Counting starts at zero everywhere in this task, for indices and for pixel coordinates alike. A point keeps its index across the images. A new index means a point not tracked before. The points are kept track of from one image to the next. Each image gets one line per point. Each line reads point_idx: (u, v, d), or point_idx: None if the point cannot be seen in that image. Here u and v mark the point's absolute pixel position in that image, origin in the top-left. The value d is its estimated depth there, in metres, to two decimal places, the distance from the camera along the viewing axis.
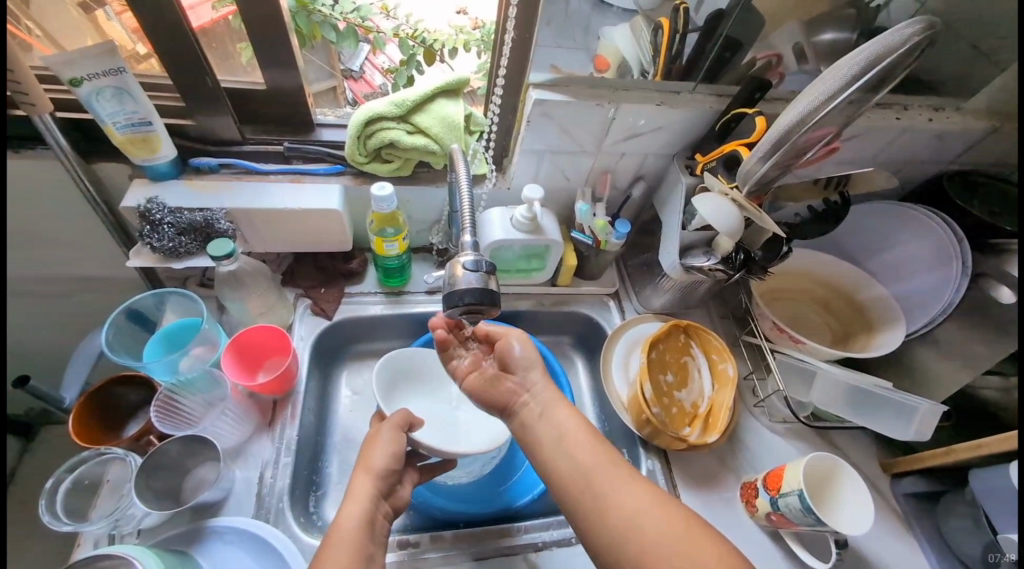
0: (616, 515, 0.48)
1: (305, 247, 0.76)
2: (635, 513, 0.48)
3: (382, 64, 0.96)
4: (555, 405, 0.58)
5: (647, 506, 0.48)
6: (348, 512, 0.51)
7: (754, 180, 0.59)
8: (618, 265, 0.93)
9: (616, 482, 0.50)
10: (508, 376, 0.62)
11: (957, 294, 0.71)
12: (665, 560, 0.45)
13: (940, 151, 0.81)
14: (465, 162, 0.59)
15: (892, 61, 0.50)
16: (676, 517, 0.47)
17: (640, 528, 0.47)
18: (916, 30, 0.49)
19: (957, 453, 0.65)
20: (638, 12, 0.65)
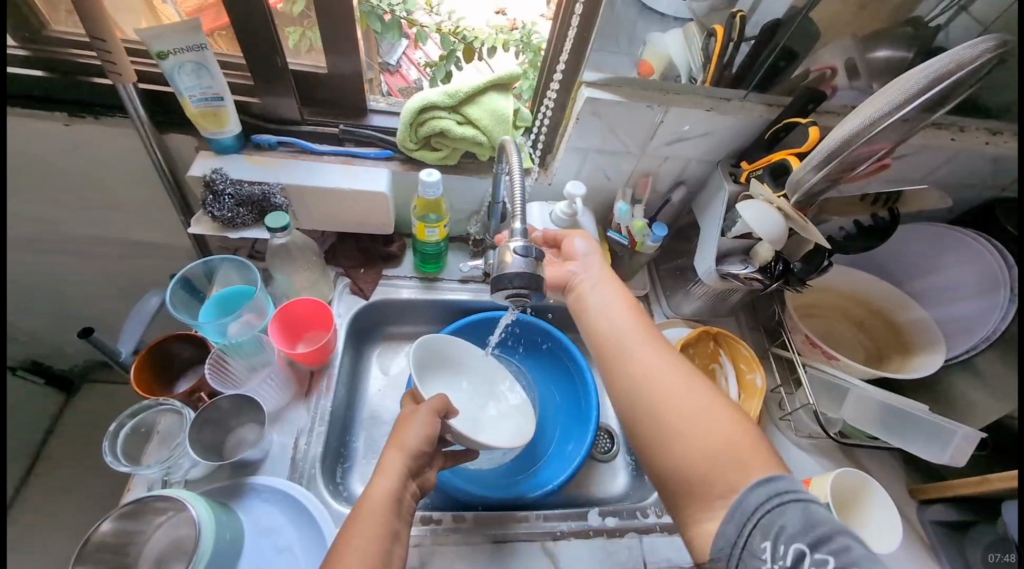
0: (640, 372, 0.55)
1: (350, 227, 0.79)
2: (662, 375, 0.54)
3: (419, 59, 0.99)
4: (603, 282, 0.66)
5: (675, 373, 0.54)
6: (377, 486, 0.53)
7: (805, 190, 0.59)
8: (650, 268, 0.93)
9: (647, 348, 0.57)
10: (566, 262, 0.69)
11: (1003, 321, 0.70)
12: (682, 410, 0.51)
13: (994, 175, 0.79)
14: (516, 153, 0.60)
15: (960, 77, 0.50)
16: (694, 383, 0.53)
17: (659, 387, 0.53)
18: (986, 48, 0.49)
19: (992, 483, 0.64)
20: (692, 19, 0.66)
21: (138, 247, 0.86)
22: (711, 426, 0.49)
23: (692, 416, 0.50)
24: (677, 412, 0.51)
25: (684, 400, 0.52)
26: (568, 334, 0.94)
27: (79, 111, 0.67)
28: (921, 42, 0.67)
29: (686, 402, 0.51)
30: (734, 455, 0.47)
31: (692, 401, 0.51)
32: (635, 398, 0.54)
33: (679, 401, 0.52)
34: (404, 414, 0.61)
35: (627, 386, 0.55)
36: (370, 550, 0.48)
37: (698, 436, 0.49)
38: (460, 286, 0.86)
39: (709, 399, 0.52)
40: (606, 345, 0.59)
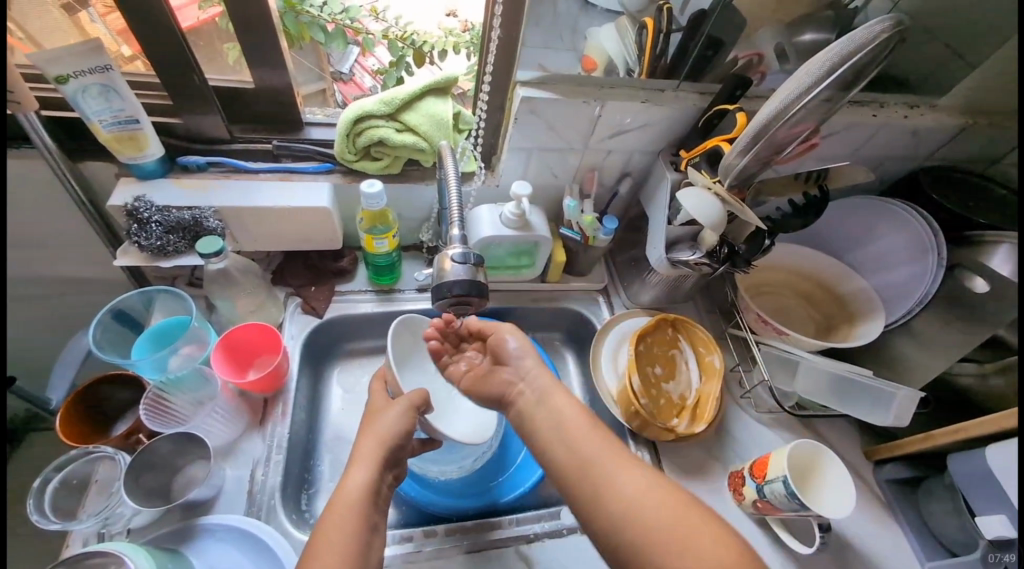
0: (607, 490, 0.51)
1: (296, 246, 0.77)
2: (632, 495, 0.50)
3: (372, 66, 0.95)
4: (562, 407, 0.61)
5: (643, 487, 0.50)
6: (354, 476, 0.53)
7: (734, 173, 0.61)
8: (607, 261, 0.94)
9: (618, 463, 0.53)
10: (500, 367, 0.68)
11: (934, 286, 0.73)
12: (659, 533, 0.46)
13: (917, 146, 0.84)
14: (454, 159, 0.60)
15: (868, 53, 0.52)
16: (676, 495, 0.49)
17: (636, 505, 0.49)
18: (884, 27, 0.51)
19: (936, 438, 0.67)
20: (623, 12, 0.67)
21: (67, 284, 0.80)
22: (699, 542, 0.45)
23: (678, 539, 0.45)
24: (666, 531, 0.46)
25: (667, 516, 0.47)
26: (532, 333, 0.94)
27: None
28: (843, 25, 0.71)
29: (666, 523, 0.47)
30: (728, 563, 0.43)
31: (676, 514, 0.47)
32: (612, 538, 0.49)
33: (661, 522, 0.47)
34: (378, 408, 0.61)
35: (610, 515, 0.50)
36: (345, 540, 0.48)
37: (693, 554, 0.44)
38: (417, 295, 0.84)
39: (691, 514, 0.47)
40: (578, 471, 0.54)
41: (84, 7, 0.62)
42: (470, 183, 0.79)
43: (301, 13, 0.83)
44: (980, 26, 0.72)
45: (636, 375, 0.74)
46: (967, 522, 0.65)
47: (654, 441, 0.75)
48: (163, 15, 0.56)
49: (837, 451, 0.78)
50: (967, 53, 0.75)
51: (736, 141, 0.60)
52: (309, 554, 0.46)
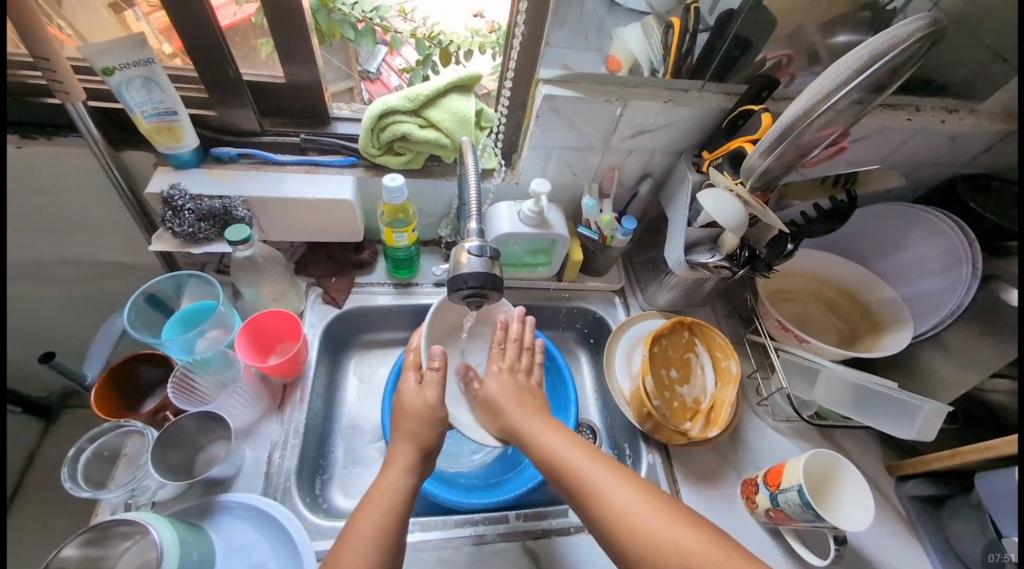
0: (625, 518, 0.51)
1: (319, 237, 0.79)
2: (647, 522, 0.50)
3: (399, 65, 0.98)
4: (563, 444, 0.60)
5: (652, 513, 0.51)
6: (387, 477, 0.57)
7: (757, 175, 0.60)
8: (624, 262, 0.94)
9: (621, 486, 0.54)
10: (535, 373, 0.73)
11: (967, 297, 0.70)
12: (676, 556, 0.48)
13: (953, 153, 0.81)
14: (474, 155, 0.60)
15: (904, 51, 0.50)
16: (688, 523, 0.50)
17: (648, 529, 0.50)
18: (918, 27, 0.50)
19: (962, 456, 0.65)
20: (649, 13, 0.66)
21: (103, 268, 0.84)
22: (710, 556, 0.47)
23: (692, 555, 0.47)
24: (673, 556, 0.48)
25: (688, 548, 0.48)
26: (547, 332, 0.95)
27: (32, 132, 0.66)
28: (879, 27, 0.69)
29: (681, 545, 0.48)
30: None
31: (693, 541, 0.48)
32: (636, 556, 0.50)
33: (672, 542, 0.48)
34: (417, 405, 0.62)
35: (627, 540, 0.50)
36: (370, 541, 0.50)
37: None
38: (434, 289, 0.85)
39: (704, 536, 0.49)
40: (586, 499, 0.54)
41: (130, 7, 0.66)
42: (490, 180, 0.80)
43: (332, 11, 0.84)
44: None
45: (650, 378, 0.73)
46: (993, 544, 0.63)
47: (666, 444, 0.74)
48: (202, 11, 0.58)
49: (857, 465, 0.76)
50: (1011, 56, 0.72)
51: (759, 142, 0.59)
52: (343, 538, 0.51)
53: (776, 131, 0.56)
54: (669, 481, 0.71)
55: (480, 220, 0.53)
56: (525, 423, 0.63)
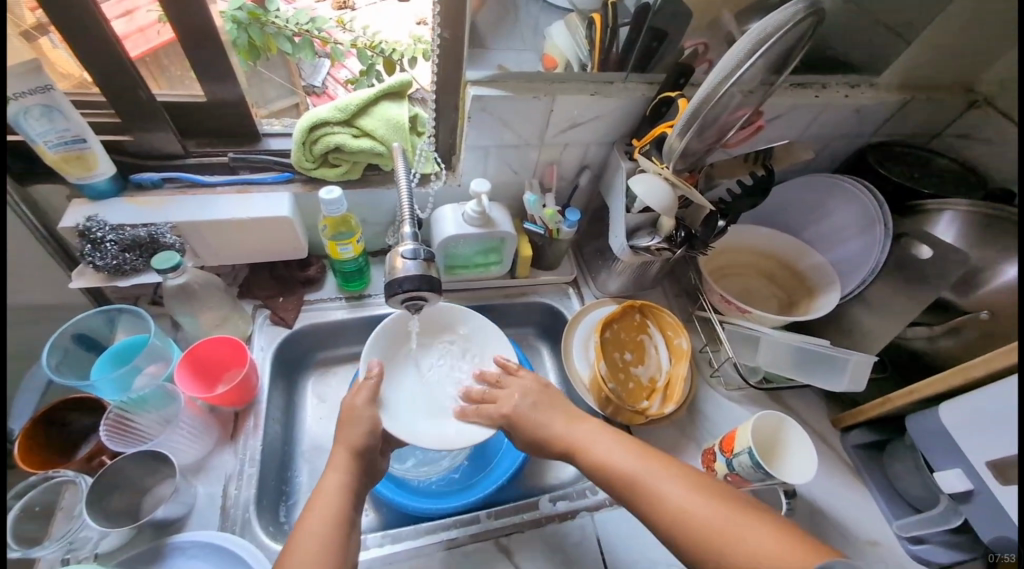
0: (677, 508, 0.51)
1: (261, 257, 0.77)
2: (695, 507, 0.50)
3: (343, 77, 0.96)
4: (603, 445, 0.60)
5: (700, 501, 0.51)
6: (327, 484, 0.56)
7: (678, 156, 0.63)
8: (574, 253, 0.97)
9: (668, 476, 0.54)
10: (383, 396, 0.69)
11: (883, 254, 0.76)
12: (732, 540, 0.47)
13: (861, 124, 0.87)
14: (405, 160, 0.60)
15: (793, 28, 0.54)
16: (725, 502, 0.50)
17: (694, 513, 0.50)
18: (800, 7, 0.53)
19: (893, 401, 0.71)
20: (573, 10, 0.70)
21: None
22: (763, 542, 0.46)
23: (730, 537, 0.47)
24: (710, 536, 0.48)
25: (736, 533, 0.47)
26: (507, 329, 0.97)
27: None
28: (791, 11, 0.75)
29: (731, 531, 0.47)
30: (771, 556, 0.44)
31: (743, 528, 0.47)
32: (687, 543, 0.49)
33: (717, 527, 0.48)
34: (351, 410, 0.64)
35: (673, 525, 0.50)
36: (310, 543, 0.49)
37: (744, 549, 0.46)
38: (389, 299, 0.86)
39: (744, 517, 0.48)
40: (631, 487, 0.55)
41: (45, 35, 0.58)
42: (431, 185, 0.80)
43: (267, 25, 0.81)
44: None
45: (604, 362, 0.76)
46: (928, 478, 0.69)
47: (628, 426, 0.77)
48: (101, 33, 0.55)
49: (804, 421, 0.81)
50: None
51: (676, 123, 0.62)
52: (293, 544, 0.50)
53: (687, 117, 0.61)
54: None
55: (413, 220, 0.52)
56: (571, 433, 0.63)
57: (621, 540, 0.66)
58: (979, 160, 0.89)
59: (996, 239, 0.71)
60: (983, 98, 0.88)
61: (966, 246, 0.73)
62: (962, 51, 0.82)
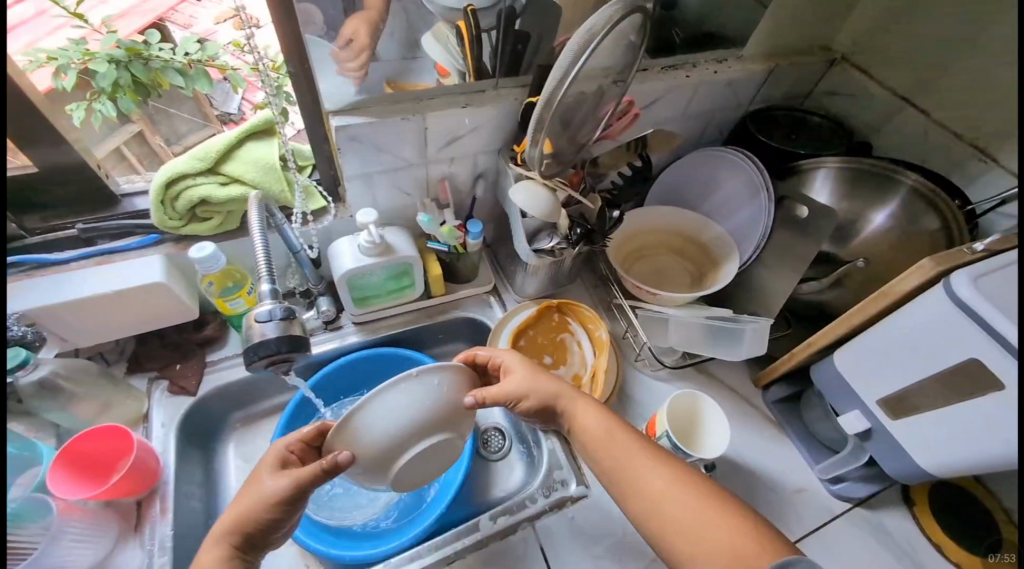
0: (648, 490, 0.53)
1: (144, 327, 0.71)
2: (662, 494, 0.52)
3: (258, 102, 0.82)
4: (592, 419, 0.61)
5: (668, 485, 0.53)
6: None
7: (537, 163, 0.62)
8: (492, 260, 0.95)
9: (643, 460, 0.56)
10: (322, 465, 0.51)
11: (770, 218, 0.79)
12: (688, 523, 0.50)
13: (737, 95, 0.90)
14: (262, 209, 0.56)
15: (616, 29, 0.54)
16: (697, 493, 0.52)
17: (659, 496, 0.52)
18: (618, 8, 0.53)
19: (799, 355, 0.75)
20: (440, 17, 0.64)
21: None
22: (715, 532, 0.48)
23: (694, 532, 0.49)
24: (676, 526, 0.50)
25: (694, 517, 0.50)
26: (437, 348, 0.95)
27: None
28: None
29: (690, 519, 0.50)
30: (725, 553, 0.47)
31: (702, 516, 0.50)
32: (646, 522, 0.53)
33: (683, 511, 0.51)
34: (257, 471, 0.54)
35: (640, 506, 0.53)
36: None
37: (699, 536, 0.49)
38: None
39: (711, 511, 0.50)
40: (604, 461, 0.57)
41: None
42: (324, 220, 0.76)
43: (150, 60, 0.68)
44: None
45: None
46: (836, 423, 0.73)
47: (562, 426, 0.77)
48: None
49: (729, 387, 0.84)
50: None
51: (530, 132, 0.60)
52: None
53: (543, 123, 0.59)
54: (571, 460, 0.75)
55: (270, 277, 0.48)
56: (554, 399, 0.63)
57: (565, 543, 0.67)
58: (846, 114, 0.94)
59: (862, 191, 0.78)
60: (841, 55, 0.91)
61: (841, 200, 0.79)
62: (814, 14, 0.85)
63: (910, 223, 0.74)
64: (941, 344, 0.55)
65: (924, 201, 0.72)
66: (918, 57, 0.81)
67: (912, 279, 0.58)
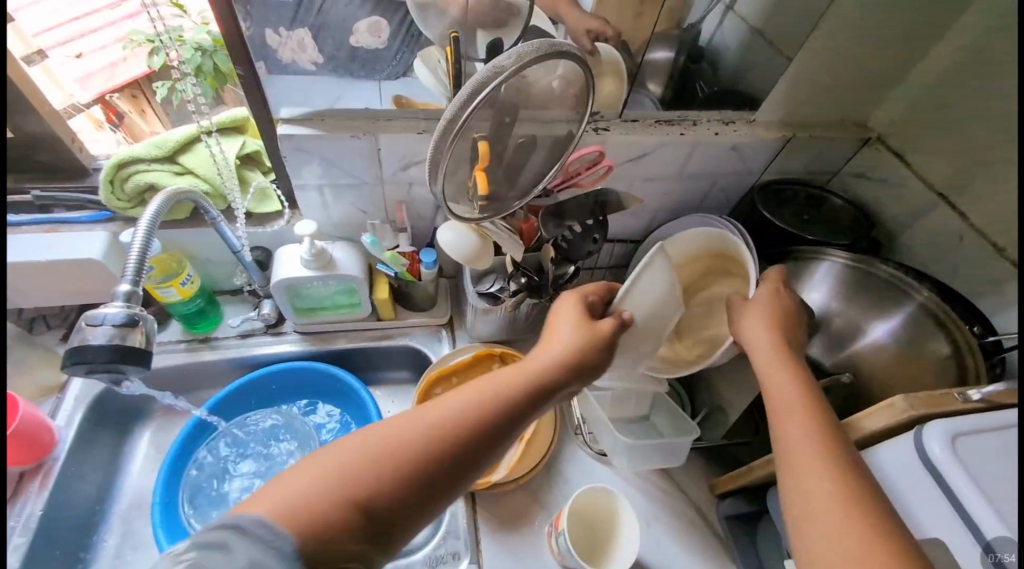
0: (786, 442, 0.48)
1: (81, 297, 0.72)
2: (800, 454, 0.47)
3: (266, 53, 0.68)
4: (778, 382, 0.53)
5: (811, 455, 0.46)
6: (353, 441, 0.41)
7: (441, 201, 0.54)
8: (454, 293, 0.90)
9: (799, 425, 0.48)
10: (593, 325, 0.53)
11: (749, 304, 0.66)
12: (811, 483, 0.44)
13: (747, 162, 0.81)
14: (161, 204, 0.56)
15: (528, 68, 0.47)
16: (844, 481, 0.44)
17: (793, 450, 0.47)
18: (535, 48, 0.47)
19: (756, 471, 0.63)
20: (433, 43, 0.65)
21: None
22: (835, 507, 0.42)
23: (821, 511, 0.43)
24: (789, 473, 0.46)
25: (820, 487, 0.44)
26: (381, 373, 0.90)
27: None
28: (687, 45, 0.78)
29: (816, 487, 0.44)
30: (852, 550, 0.40)
31: (823, 491, 0.43)
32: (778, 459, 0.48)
33: (807, 473, 0.45)
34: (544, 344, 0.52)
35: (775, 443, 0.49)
36: (391, 489, 0.40)
37: (805, 496, 0.44)
38: (236, 342, 0.81)
39: (856, 520, 0.41)
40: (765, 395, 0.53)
41: None
42: (275, 223, 0.75)
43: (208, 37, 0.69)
44: (802, 31, 0.69)
45: None
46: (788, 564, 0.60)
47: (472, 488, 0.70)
48: None
49: (678, 488, 0.73)
50: (781, 45, 0.72)
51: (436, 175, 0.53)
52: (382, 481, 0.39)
53: (478, 142, 0.52)
54: (470, 530, 0.67)
55: (130, 279, 0.49)
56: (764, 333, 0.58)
57: None
58: (873, 202, 0.81)
59: (866, 295, 0.67)
60: (876, 135, 0.79)
61: (838, 301, 0.68)
62: (847, 85, 0.74)
63: (912, 343, 0.63)
64: (897, 508, 0.44)
65: (934, 319, 0.62)
66: (964, 149, 0.69)
67: (879, 419, 0.48)
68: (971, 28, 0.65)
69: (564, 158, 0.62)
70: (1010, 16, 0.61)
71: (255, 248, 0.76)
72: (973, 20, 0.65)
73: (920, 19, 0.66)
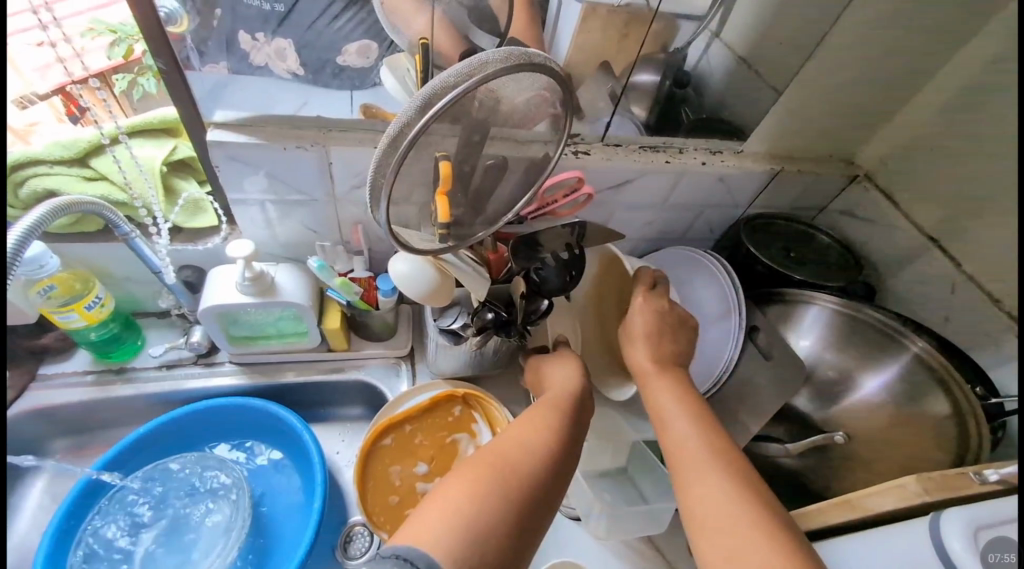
0: (683, 447, 0.47)
1: None
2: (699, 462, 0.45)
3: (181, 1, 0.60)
4: (665, 388, 0.52)
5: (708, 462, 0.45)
6: (452, 483, 0.42)
7: (390, 228, 0.46)
8: (416, 321, 0.82)
9: (694, 431, 0.48)
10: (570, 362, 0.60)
11: (736, 350, 0.61)
12: (714, 490, 0.43)
13: (735, 194, 0.76)
14: (43, 216, 0.47)
15: (498, 79, 0.40)
16: (745, 487, 0.43)
17: (692, 455, 0.46)
18: (507, 58, 0.40)
19: None
20: (403, 50, 0.61)
21: None
22: (740, 514, 0.41)
23: (734, 524, 0.40)
24: (692, 482, 0.44)
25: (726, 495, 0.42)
26: (331, 409, 0.80)
27: None
28: (673, 69, 0.73)
29: (719, 498, 0.42)
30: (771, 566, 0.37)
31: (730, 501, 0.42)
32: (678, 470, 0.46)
33: (710, 480, 0.43)
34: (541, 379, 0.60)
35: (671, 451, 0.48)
36: (478, 520, 0.39)
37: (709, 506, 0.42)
38: (156, 373, 0.70)
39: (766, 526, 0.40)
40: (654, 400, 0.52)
41: None
42: (210, 240, 0.66)
43: None
44: (796, 61, 0.65)
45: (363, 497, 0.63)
46: None
47: None
48: None
49: (656, 548, 0.66)
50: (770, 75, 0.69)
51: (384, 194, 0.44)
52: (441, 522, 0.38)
53: (440, 161, 0.45)
54: None
55: None
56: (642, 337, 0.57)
57: None
58: (861, 243, 0.78)
59: (857, 345, 0.63)
60: (864, 172, 0.76)
61: (830, 350, 0.64)
62: (839, 121, 0.71)
63: (909, 400, 0.58)
64: None
65: (932, 375, 0.57)
66: (959, 193, 0.65)
67: (886, 501, 0.43)
68: (968, 67, 0.62)
69: (538, 185, 0.55)
70: (1006, 60, 0.58)
71: (182, 268, 0.67)
72: (968, 61, 0.62)
73: (916, 56, 0.63)
